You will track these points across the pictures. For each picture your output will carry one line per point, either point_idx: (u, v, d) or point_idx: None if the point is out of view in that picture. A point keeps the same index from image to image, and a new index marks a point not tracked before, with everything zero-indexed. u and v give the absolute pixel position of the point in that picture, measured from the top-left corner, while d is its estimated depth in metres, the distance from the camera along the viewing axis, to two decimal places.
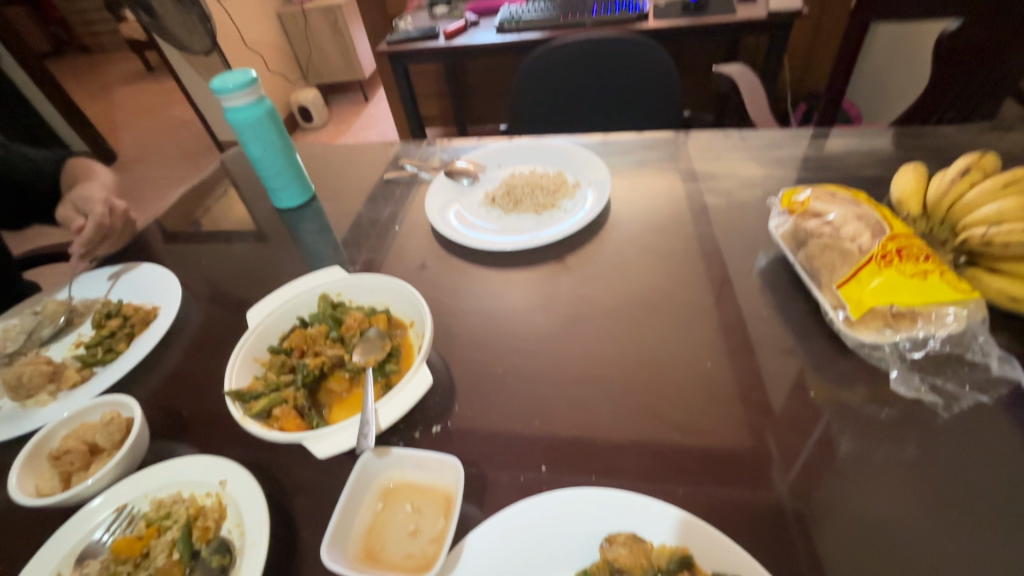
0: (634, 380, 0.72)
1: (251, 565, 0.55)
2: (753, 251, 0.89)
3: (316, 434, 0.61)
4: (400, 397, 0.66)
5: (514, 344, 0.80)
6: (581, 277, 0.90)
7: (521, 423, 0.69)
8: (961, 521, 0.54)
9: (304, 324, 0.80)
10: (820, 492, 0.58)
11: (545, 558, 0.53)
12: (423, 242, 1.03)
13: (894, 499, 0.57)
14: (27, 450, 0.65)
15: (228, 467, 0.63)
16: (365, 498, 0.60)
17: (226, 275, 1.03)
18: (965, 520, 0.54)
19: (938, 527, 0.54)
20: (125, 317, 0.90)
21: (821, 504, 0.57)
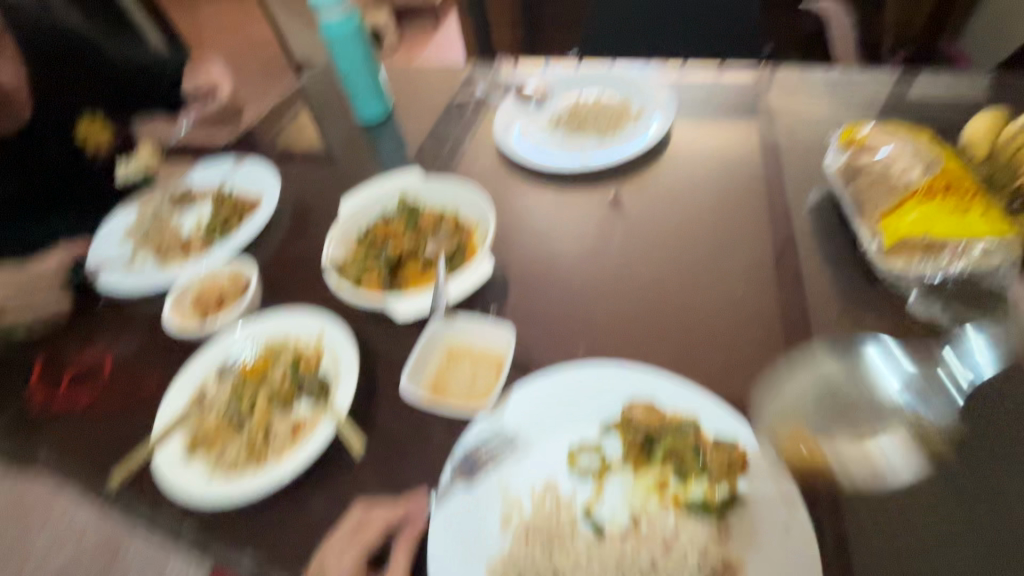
0: (671, 291, 0.80)
1: (346, 391, 0.71)
2: (806, 188, 0.92)
3: (397, 303, 0.79)
4: (465, 280, 0.81)
5: (565, 251, 0.89)
6: (635, 199, 0.97)
7: (565, 315, 0.80)
8: (953, 519, 0.54)
9: (386, 218, 0.92)
10: (825, 392, 0.65)
11: (573, 414, 0.65)
12: (489, 159, 1.12)
13: (900, 437, 0.60)
14: (175, 295, 0.84)
15: (326, 320, 0.79)
16: (434, 355, 0.74)
17: (316, 176, 1.17)
18: (958, 518, 0.54)
19: (925, 518, 0.55)
20: (237, 207, 1.07)
21: (823, 399, 0.64)
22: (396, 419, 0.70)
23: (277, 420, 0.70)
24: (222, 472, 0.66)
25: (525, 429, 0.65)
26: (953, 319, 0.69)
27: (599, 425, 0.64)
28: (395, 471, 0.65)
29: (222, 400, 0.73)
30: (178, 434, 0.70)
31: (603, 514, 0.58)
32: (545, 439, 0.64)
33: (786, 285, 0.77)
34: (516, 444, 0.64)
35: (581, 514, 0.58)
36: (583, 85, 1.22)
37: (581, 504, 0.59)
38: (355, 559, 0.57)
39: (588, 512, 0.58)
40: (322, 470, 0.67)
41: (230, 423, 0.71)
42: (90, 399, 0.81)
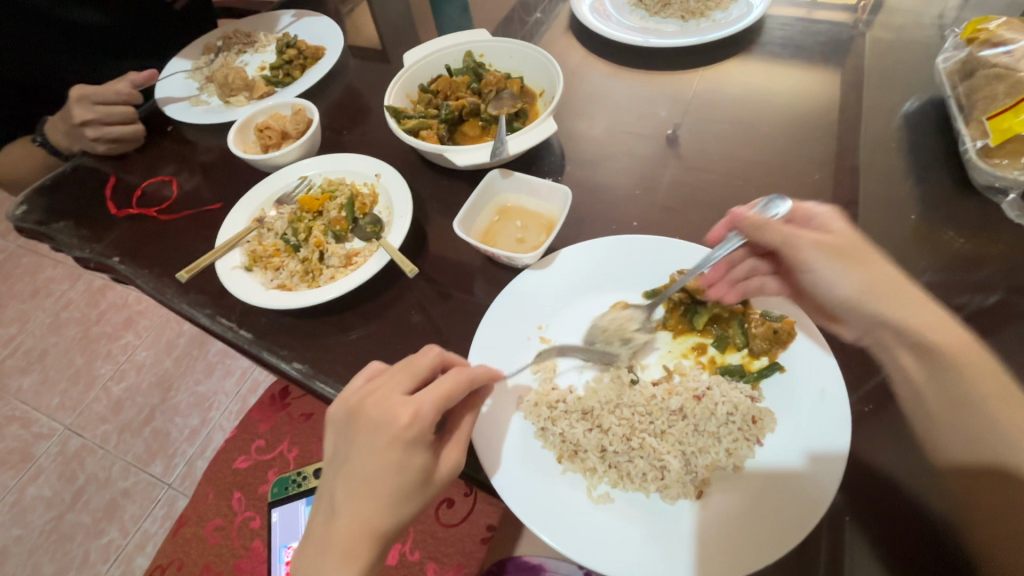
0: (736, 181, 0.79)
1: (399, 229, 0.72)
2: (901, 94, 0.85)
3: (457, 148, 0.74)
4: (528, 136, 0.74)
5: (632, 133, 0.88)
6: (712, 88, 0.92)
7: (624, 192, 0.80)
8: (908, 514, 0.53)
9: (450, 75, 0.89)
10: None
11: (619, 277, 0.65)
12: (562, 33, 1.06)
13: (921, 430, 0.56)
14: (239, 121, 0.84)
15: (382, 165, 0.79)
16: (486, 208, 0.73)
17: (381, 35, 1.14)
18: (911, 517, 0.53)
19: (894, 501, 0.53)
20: (300, 50, 1.05)
21: None
22: (450, 263, 0.73)
23: (330, 246, 0.72)
24: (277, 285, 0.69)
25: (568, 285, 0.65)
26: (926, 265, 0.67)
27: (643, 290, 0.64)
28: (445, 306, 0.69)
29: (280, 225, 0.75)
30: (237, 249, 0.73)
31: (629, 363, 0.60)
32: (589, 295, 0.65)
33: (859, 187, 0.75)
34: (558, 297, 0.64)
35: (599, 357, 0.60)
36: None
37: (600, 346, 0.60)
38: (435, 409, 0.48)
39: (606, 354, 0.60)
40: (373, 300, 0.71)
41: (287, 246, 0.73)
42: (159, 215, 0.85)
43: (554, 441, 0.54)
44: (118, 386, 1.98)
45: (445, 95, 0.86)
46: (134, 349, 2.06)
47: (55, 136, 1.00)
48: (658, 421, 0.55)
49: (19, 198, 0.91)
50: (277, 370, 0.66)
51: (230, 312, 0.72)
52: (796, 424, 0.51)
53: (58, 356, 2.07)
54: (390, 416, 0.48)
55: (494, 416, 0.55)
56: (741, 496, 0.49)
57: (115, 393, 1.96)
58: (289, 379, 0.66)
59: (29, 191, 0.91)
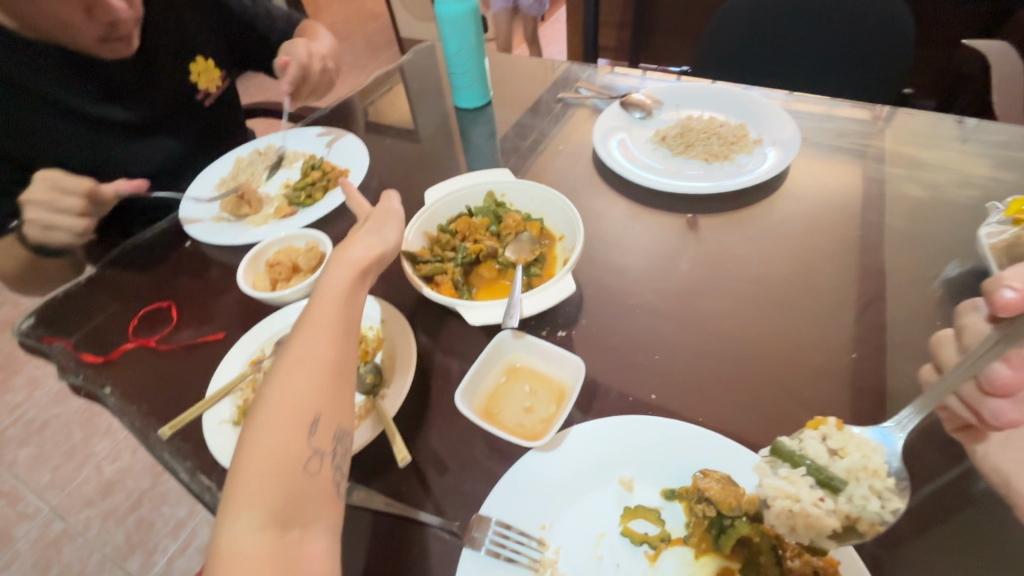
0: (767, 351, 0.73)
1: (398, 389, 0.67)
2: (944, 258, 0.81)
3: (471, 303, 0.71)
4: (546, 294, 0.72)
5: (653, 283, 0.84)
6: (735, 236, 0.90)
7: (644, 352, 0.75)
8: None
9: (470, 215, 0.88)
10: (913, 532, 0.56)
11: (635, 467, 0.59)
12: (585, 167, 1.07)
13: None
14: (250, 254, 0.84)
15: (389, 310, 0.76)
16: (493, 368, 0.69)
17: (406, 154, 1.16)
18: None
19: None
20: (324, 172, 1.07)
21: (907, 553, 0.55)
22: (450, 427, 0.67)
23: None
24: None
25: (578, 474, 0.58)
26: None
27: (662, 488, 0.57)
28: (442, 482, 0.63)
29: None
30: (229, 398, 0.69)
31: (844, 479, 0.51)
32: (598, 489, 0.58)
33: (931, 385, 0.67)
34: (564, 488, 0.58)
35: (791, 460, 0.53)
36: (698, 101, 1.14)
37: (788, 445, 0.54)
38: None
39: (800, 458, 0.53)
40: (362, 464, 0.65)
41: None
42: (158, 344, 0.83)
43: None
44: (111, 466, 1.85)
45: (463, 236, 0.85)
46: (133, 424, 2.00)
47: (43, 226, 0.99)
48: None
49: (27, 311, 0.90)
50: None
51: (212, 468, 0.66)
52: None
53: (59, 428, 1.97)
54: (309, 522, 0.49)
55: None
56: None
57: (107, 474, 1.83)
58: None
59: (39, 304, 0.91)
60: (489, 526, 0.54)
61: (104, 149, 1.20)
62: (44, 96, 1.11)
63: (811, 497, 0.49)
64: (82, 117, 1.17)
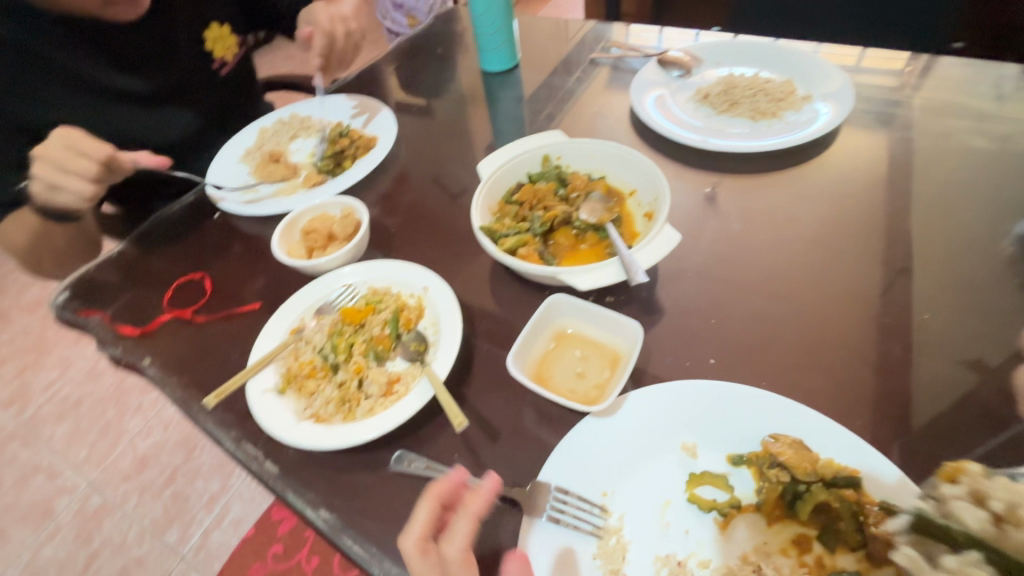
0: (827, 315, 0.69)
1: (445, 356, 0.65)
2: (1016, 214, 0.76)
3: (575, 269, 0.66)
4: (651, 248, 0.67)
5: (700, 246, 0.80)
6: (785, 197, 0.85)
7: (696, 317, 0.71)
8: None
9: (530, 182, 0.83)
10: None
11: (700, 432, 0.56)
12: (622, 128, 1.02)
13: None
14: (285, 222, 0.81)
15: (431, 277, 0.74)
16: (542, 335, 0.66)
17: (434, 121, 1.12)
18: None
19: None
20: (352, 140, 1.03)
21: None
22: (498, 395, 0.65)
23: (371, 372, 0.65)
24: (310, 415, 0.62)
25: (640, 440, 0.56)
26: None
27: (728, 455, 0.55)
28: (493, 450, 0.61)
29: (318, 339, 0.70)
30: (271, 368, 0.68)
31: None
32: (662, 455, 0.55)
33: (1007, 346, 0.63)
34: (626, 455, 0.55)
35: (947, 541, 0.38)
36: (739, 56, 1.08)
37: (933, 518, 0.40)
38: None
39: (952, 533, 0.37)
40: (411, 433, 0.63)
41: (323, 365, 0.67)
42: (194, 316, 0.82)
43: None
44: (145, 442, 1.88)
45: (531, 205, 0.80)
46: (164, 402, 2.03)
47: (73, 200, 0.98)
48: None
49: (61, 285, 0.90)
50: (303, 518, 0.59)
51: (258, 438, 0.66)
52: None
53: (92, 407, 2.00)
54: None
55: None
56: None
57: (140, 450, 1.86)
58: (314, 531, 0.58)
59: (73, 278, 0.91)
60: (550, 491, 0.52)
61: (109, 115, 1.17)
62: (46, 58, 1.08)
63: None
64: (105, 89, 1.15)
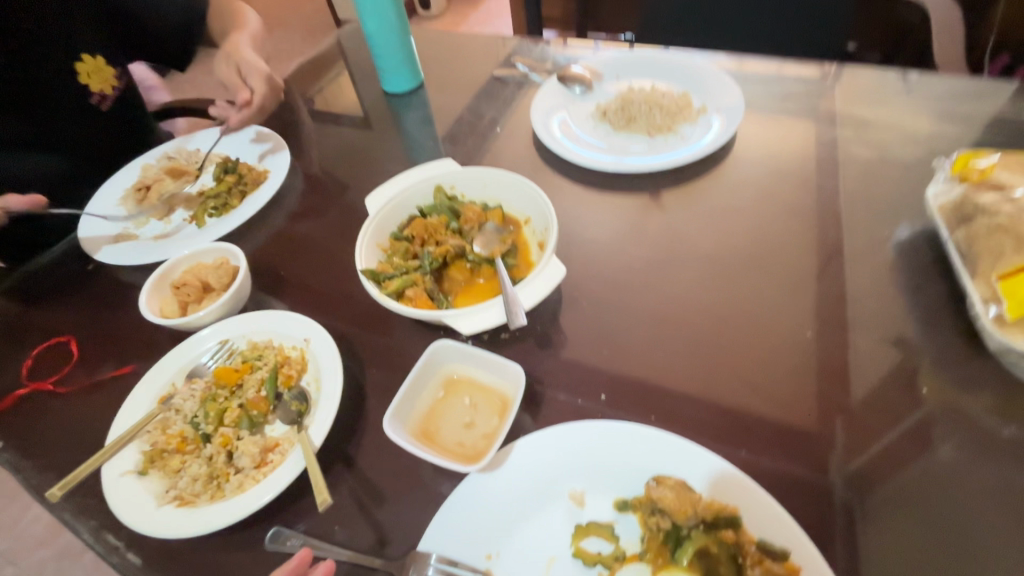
0: (719, 335, 0.69)
1: (323, 417, 0.60)
2: (894, 221, 0.78)
3: (460, 312, 0.63)
4: (536, 284, 0.65)
5: (598, 271, 0.79)
6: (682, 214, 0.85)
7: (591, 349, 0.70)
8: None
9: (422, 215, 0.80)
10: (876, 521, 0.52)
11: (585, 478, 0.54)
12: (524, 150, 1.00)
13: None
14: (154, 276, 0.74)
15: (311, 326, 0.69)
16: (429, 384, 0.63)
17: (331, 149, 1.07)
18: None
19: None
20: (240, 176, 0.97)
21: (870, 542, 0.51)
22: (382, 452, 0.61)
23: (242, 442, 0.60)
24: (174, 497, 0.57)
25: (525, 493, 0.54)
26: (975, 445, 0.57)
27: (614, 499, 0.53)
28: (373, 516, 0.57)
29: (188, 407, 0.64)
30: (133, 445, 0.61)
31: None
32: (546, 507, 0.53)
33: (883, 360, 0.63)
34: (510, 512, 0.53)
35: None
36: (639, 71, 1.08)
37: None
38: None
39: None
40: (287, 504, 0.58)
41: (194, 436, 0.62)
42: (55, 387, 0.74)
43: None
44: None
45: (422, 240, 0.76)
46: None
47: None
48: None
49: None
50: None
51: (117, 525, 0.59)
52: None
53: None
54: None
55: None
56: None
57: None
58: None
59: None
60: (430, 562, 0.49)
61: None
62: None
63: None
64: None
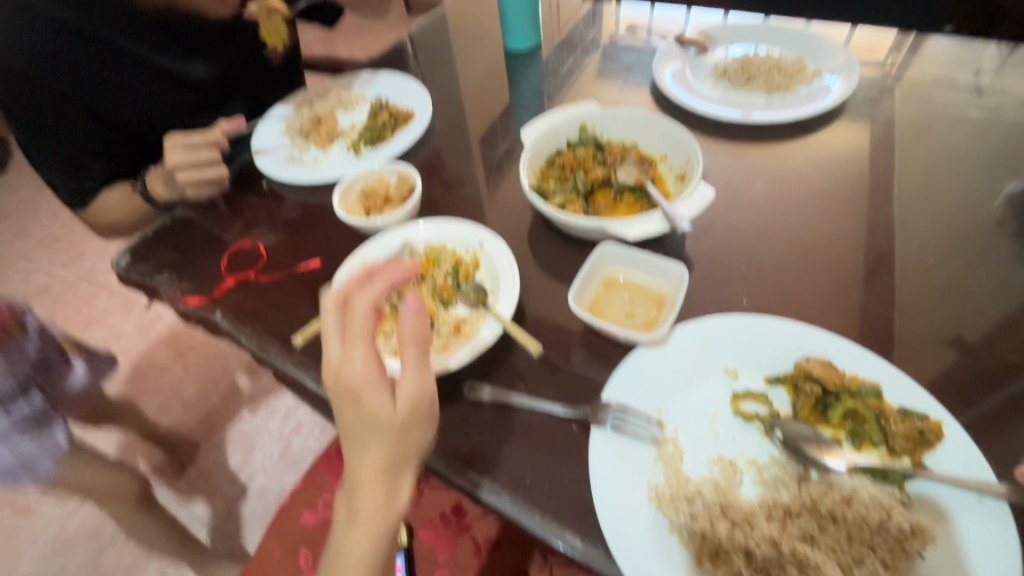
0: (847, 262, 0.77)
1: (507, 301, 0.72)
2: (1005, 175, 0.85)
3: (624, 221, 0.74)
4: (689, 203, 0.75)
5: (729, 204, 0.88)
6: (804, 161, 0.93)
7: (729, 265, 0.79)
8: None
9: (569, 148, 0.90)
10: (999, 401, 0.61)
11: (740, 355, 0.64)
12: (647, 101, 1.09)
13: None
14: (344, 184, 0.88)
15: (486, 233, 0.80)
16: (593, 281, 0.74)
17: (464, 95, 1.18)
18: None
19: None
20: (392, 114, 1.09)
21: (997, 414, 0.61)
22: (554, 335, 0.73)
23: (440, 315, 0.73)
24: (389, 352, 0.70)
25: (688, 366, 0.64)
26: None
27: (765, 375, 0.63)
28: (557, 379, 0.68)
29: (385, 289, 0.77)
30: None
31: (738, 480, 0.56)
32: (708, 378, 0.63)
33: (998, 288, 0.72)
34: (677, 377, 0.63)
35: (768, 484, 0.55)
36: (752, 35, 1.15)
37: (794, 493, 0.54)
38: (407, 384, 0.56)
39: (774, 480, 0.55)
40: (481, 366, 0.70)
41: (394, 311, 0.74)
42: (259, 275, 0.87)
43: (689, 540, 0.51)
44: (165, 419, 1.84)
45: (572, 169, 0.87)
46: (182, 382, 1.92)
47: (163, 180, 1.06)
48: (804, 522, 0.52)
49: (123, 248, 0.95)
50: None
51: None
52: (956, 540, 0.49)
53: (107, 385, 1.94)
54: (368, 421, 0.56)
55: (627, 502, 0.55)
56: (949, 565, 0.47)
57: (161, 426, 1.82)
58: None
59: (132, 243, 0.96)
60: (613, 408, 0.60)
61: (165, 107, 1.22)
62: (122, 51, 1.13)
63: (738, 485, 0.56)
64: (162, 76, 1.20)
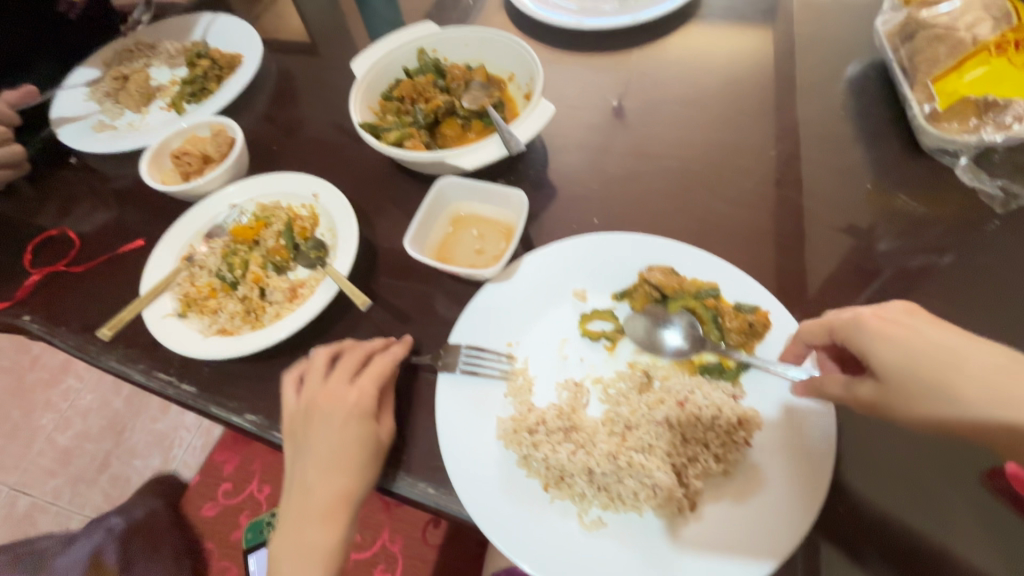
0: (697, 166, 0.76)
1: (344, 255, 0.66)
2: (847, 54, 0.84)
3: (461, 150, 0.68)
4: (528, 122, 0.70)
5: (584, 120, 0.84)
6: (661, 65, 0.89)
7: (582, 186, 0.76)
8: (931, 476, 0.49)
9: (408, 78, 0.82)
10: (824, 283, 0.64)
11: (587, 276, 0.62)
12: (499, 17, 1.00)
13: None
14: (152, 148, 0.77)
15: (318, 182, 0.72)
16: (438, 220, 0.68)
17: (299, 27, 1.03)
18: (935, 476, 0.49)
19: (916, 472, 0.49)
20: (214, 60, 0.95)
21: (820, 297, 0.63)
22: (403, 283, 0.68)
23: (271, 281, 0.66)
24: (217, 330, 0.63)
25: (535, 295, 0.62)
26: (910, 223, 0.67)
27: (612, 292, 0.61)
28: (406, 330, 0.64)
29: (212, 262, 0.68)
30: (166, 294, 0.66)
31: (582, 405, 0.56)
32: (556, 305, 0.61)
33: (836, 170, 0.73)
34: (524, 309, 0.61)
35: (612, 402, 0.55)
36: None
37: (631, 408, 0.55)
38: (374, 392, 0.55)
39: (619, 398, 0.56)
40: (324, 329, 0.65)
41: (223, 284, 0.67)
42: (70, 266, 0.76)
43: (534, 470, 0.51)
44: (63, 435, 1.67)
45: (412, 99, 0.79)
46: (76, 393, 1.74)
47: None
48: (641, 434, 0.53)
49: None
50: (229, 424, 0.60)
51: (168, 364, 0.65)
52: (781, 427, 0.50)
53: None
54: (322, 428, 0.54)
55: (473, 444, 0.53)
56: (772, 447, 0.50)
57: (60, 443, 1.66)
58: (245, 433, 0.60)
59: None
60: (461, 351, 0.56)
61: None
62: None
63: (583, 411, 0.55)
64: None
